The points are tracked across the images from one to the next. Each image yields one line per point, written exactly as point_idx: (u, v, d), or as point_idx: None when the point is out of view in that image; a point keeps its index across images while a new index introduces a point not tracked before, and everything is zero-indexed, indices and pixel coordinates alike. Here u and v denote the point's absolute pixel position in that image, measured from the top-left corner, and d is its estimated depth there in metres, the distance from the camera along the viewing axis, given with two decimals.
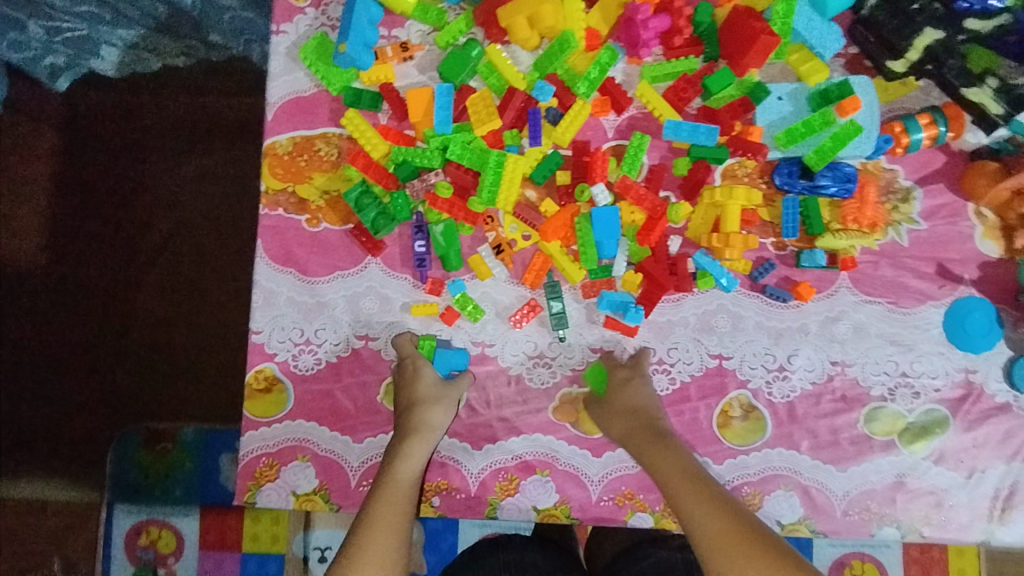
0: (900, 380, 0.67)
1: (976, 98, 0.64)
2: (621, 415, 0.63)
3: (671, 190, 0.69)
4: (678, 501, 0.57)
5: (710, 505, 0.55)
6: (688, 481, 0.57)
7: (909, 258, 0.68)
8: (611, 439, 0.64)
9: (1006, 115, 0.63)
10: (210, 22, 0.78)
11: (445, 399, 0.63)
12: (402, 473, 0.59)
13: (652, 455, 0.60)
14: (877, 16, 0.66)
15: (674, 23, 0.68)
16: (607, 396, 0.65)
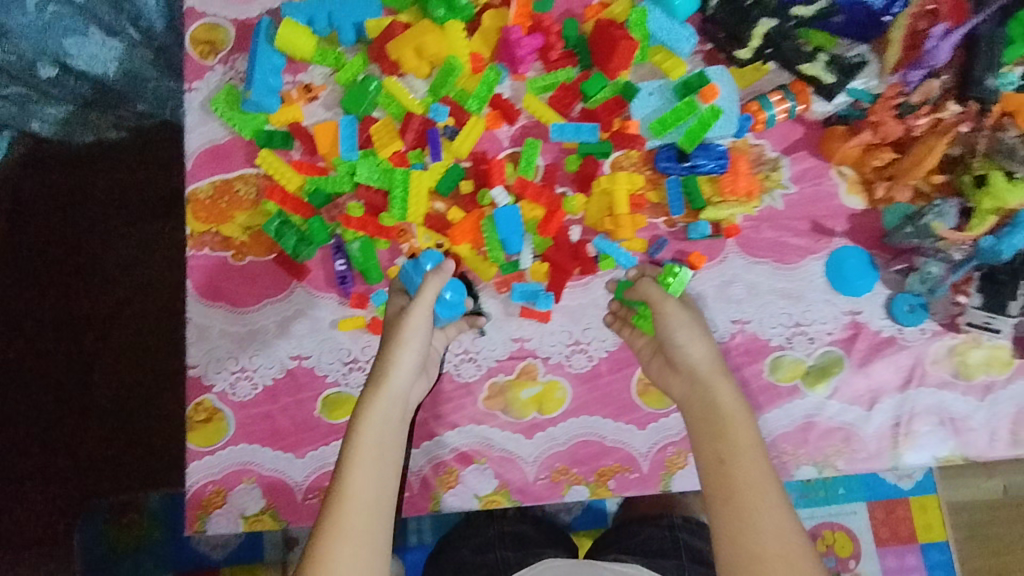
0: (795, 329, 0.74)
1: (811, 70, 0.73)
2: (704, 346, 0.66)
3: (566, 185, 0.76)
4: (728, 444, 0.61)
5: (761, 468, 0.60)
6: (750, 435, 0.62)
7: (785, 219, 0.76)
8: (679, 347, 0.66)
9: (837, 83, 0.72)
10: (135, 94, 0.93)
11: (407, 335, 0.65)
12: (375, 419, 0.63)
13: (732, 398, 0.64)
14: (719, 14, 0.76)
15: (546, 40, 0.77)
16: (682, 318, 0.67)
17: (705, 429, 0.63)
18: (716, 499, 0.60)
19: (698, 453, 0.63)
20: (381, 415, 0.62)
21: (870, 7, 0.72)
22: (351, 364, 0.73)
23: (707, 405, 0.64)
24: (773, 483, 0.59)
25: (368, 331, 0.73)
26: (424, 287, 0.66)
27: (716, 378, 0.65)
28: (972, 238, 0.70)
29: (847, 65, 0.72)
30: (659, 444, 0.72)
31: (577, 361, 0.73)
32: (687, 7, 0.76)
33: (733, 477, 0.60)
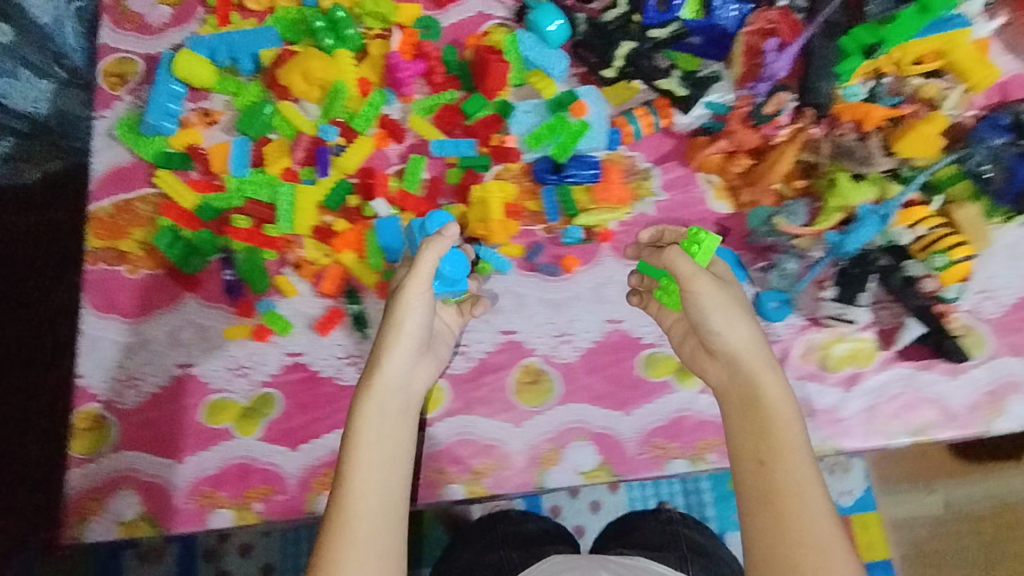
0: None
1: (667, 85, 0.79)
2: (738, 334, 0.65)
3: (448, 196, 0.80)
4: (768, 443, 0.62)
5: (803, 468, 0.60)
6: (791, 432, 0.62)
7: (656, 224, 0.80)
8: (716, 334, 0.66)
9: (688, 96, 0.79)
10: (73, 131, 0.92)
11: (405, 321, 0.67)
12: (372, 407, 0.65)
13: (764, 390, 0.64)
14: (588, 38, 0.82)
15: (429, 65, 0.82)
16: (719, 305, 0.66)
17: (744, 423, 0.64)
18: (752, 499, 0.61)
19: (736, 449, 0.64)
20: (384, 404, 0.65)
21: (725, 30, 0.79)
22: (236, 371, 0.75)
23: (745, 396, 0.65)
24: (814, 484, 0.60)
25: (253, 338, 0.76)
26: (418, 263, 0.65)
27: (756, 366, 0.65)
28: (810, 235, 0.75)
29: (698, 79, 0.79)
30: (535, 442, 0.74)
31: (457, 363, 0.76)
32: (558, 33, 0.81)
33: (772, 478, 0.60)
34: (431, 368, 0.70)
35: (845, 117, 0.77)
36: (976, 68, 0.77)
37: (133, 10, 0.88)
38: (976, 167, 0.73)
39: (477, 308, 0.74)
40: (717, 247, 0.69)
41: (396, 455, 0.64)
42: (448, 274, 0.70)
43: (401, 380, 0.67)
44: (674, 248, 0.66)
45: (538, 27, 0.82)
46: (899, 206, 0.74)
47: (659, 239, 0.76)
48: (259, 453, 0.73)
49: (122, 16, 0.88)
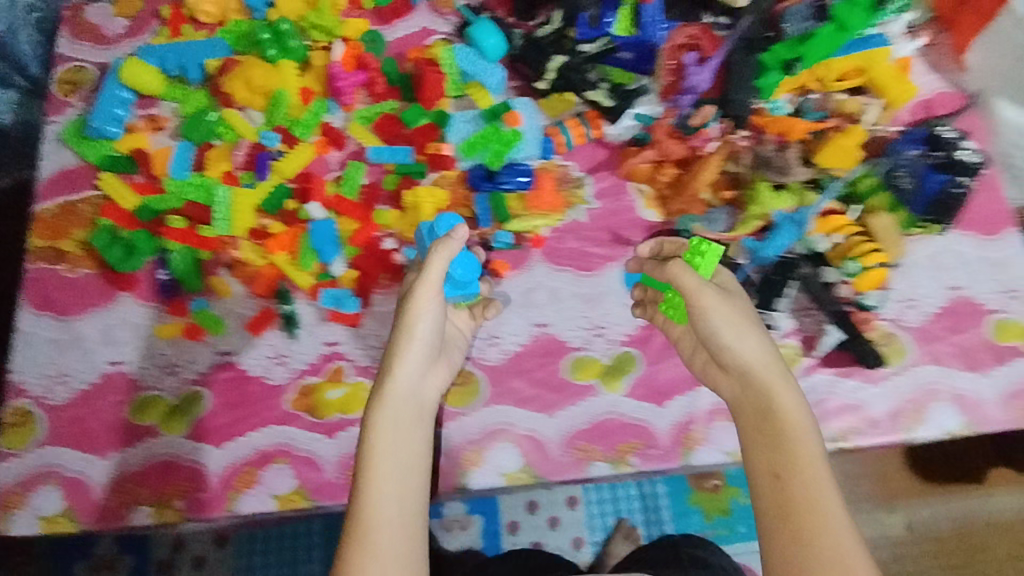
0: (594, 331, 0.78)
1: (595, 97, 0.82)
2: (750, 347, 0.66)
3: (385, 203, 0.82)
4: (784, 456, 0.61)
5: (823, 480, 0.59)
6: (807, 443, 0.62)
7: (586, 231, 0.82)
8: (728, 347, 0.66)
9: (613, 107, 0.81)
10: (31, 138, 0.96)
11: (416, 329, 0.67)
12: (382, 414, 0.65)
13: (779, 403, 0.64)
14: (523, 52, 0.85)
15: (368, 76, 0.85)
16: (727, 319, 0.66)
17: (758, 436, 0.64)
18: (770, 514, 0.60)
19: (751, 464, 0.63)
20: (394, 411, 0.65)
21: (654, 45, 0.82)
22: (166, 369, 0.76)
23: (758, 408, 0.65)
24: (833, 495, 0.59)
25: (185, 336, 0.77)
26: (428, 265, 0.66)
27: (768, 377, 0.65)
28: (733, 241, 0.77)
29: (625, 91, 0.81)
30: (458, 442, 0.75)
31: None
32: (495, 47, 0.84)
33: (790, 490, 0.59)
34: (445, 372, 0.71)
35: (768, 130, 0.79)
36: (893, 83, 0.80)
37: (91, 22, 0.92)
38: (895, 178, 0.76)
39: (488, 311, 0.77)
40: (720, 256, 0.70)
41: (411, 463, 0.63)
42: (459, 277, 0.71)
43: (414, 387, 0.67)
44: (677, 262, 0.68)
45: (475, 41, 0.85)
46: (815, 215, 0.76)
47: (660, 251, 0.75)
48: (185, 450, 0.74)
49: (78, 26, 0.92)
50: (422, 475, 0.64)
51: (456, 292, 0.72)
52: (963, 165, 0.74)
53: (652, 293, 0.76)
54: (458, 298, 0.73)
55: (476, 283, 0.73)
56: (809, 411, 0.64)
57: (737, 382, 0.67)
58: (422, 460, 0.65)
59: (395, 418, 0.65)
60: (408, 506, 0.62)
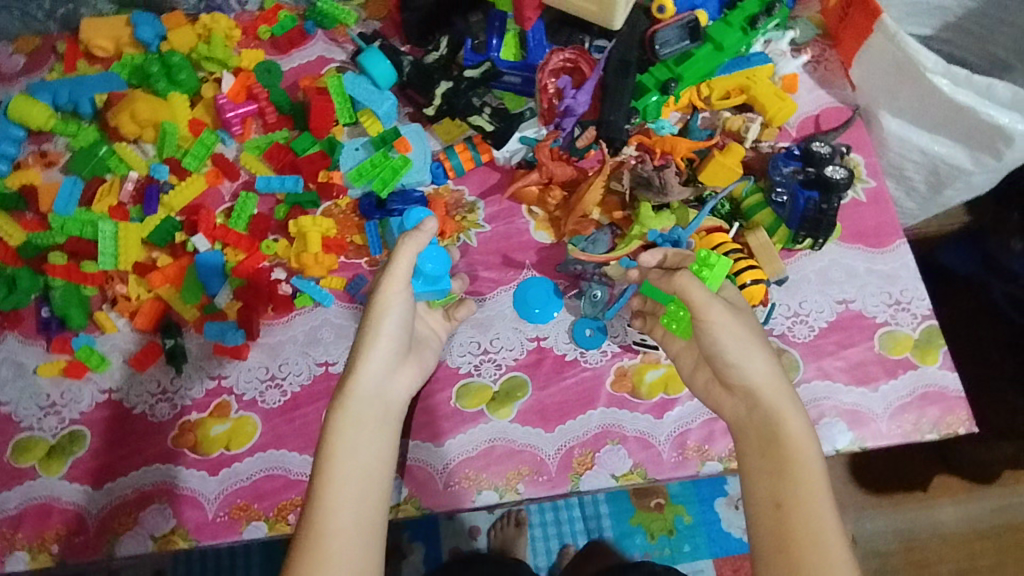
0: (483, 356, 0.79)
1: (478, 122, 0.83)
2: (754, 366, 0.66)
3: (278, 232, 0.83)
4: (786, 485, 0.62)
5: (824, 509, 0.60)
6: (811, 469, 0.62)
7: (478, 254, 0.83)
8: (732, 362, 0.67)
9: (494, 129, 0.82)
10: None
11: (382, 327, 0.67)
12: (343, 416, 0.64)
13: (784, 425, 0.64)
14: (410, 80, 0.87)
15: (260, 107, 0.87)
16: (735, 337, 0.67)
17: (761, 461, 0.64)
18: (766, 541, 0.61)
19: (751, 489, 0.64)
20: (356, 414, 0.64)
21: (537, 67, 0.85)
22: (48, 408, 0.75)
23: (764, 430, 0.65)
24: (834, 530, 0.60)
25: (66, 374, 0.76)
26: (395, 259, 0.67)
27: (777, 398, 0.65)
28: (611, 260, 0.78)
29: (503, 114, 0.83)
30: None
31: (271, 397, 0.76)
32: (384, 75, 0.86)
33: (790, 522, 0.60)
34: (412, 374, 0.70)
35: (653, 149, 0.82)
36: (774, 101, 0.83)
37: None
38: (775, 195, 0.78)
39: (461, 312, 0.78)
40: (729, 269, 0.72)
41: (370, 471, 0.63)
42: (430, 272, 0.76)
43: (378, 389, 0.67)
44: (686, 275, 0.67)
45: (366, 70, 0.87)
46: (698, 231, 0.78)
47: (663, 260, 0.71)
48: (62, 492, 0.72)
49: None
50: (383, 486, 0.63)
51: (427, 287, 0.77)
52: (836, 182, 0.74)
53: (652, 305, 0.75)
54: (429, 295, 0.78)
55: (446, 279, 0.78)
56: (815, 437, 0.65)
57: (741, 402, 0.67)
58: (384, 471, 0.64)
59: (358, 422, 0.64)
60: (368, 517, 0.61)
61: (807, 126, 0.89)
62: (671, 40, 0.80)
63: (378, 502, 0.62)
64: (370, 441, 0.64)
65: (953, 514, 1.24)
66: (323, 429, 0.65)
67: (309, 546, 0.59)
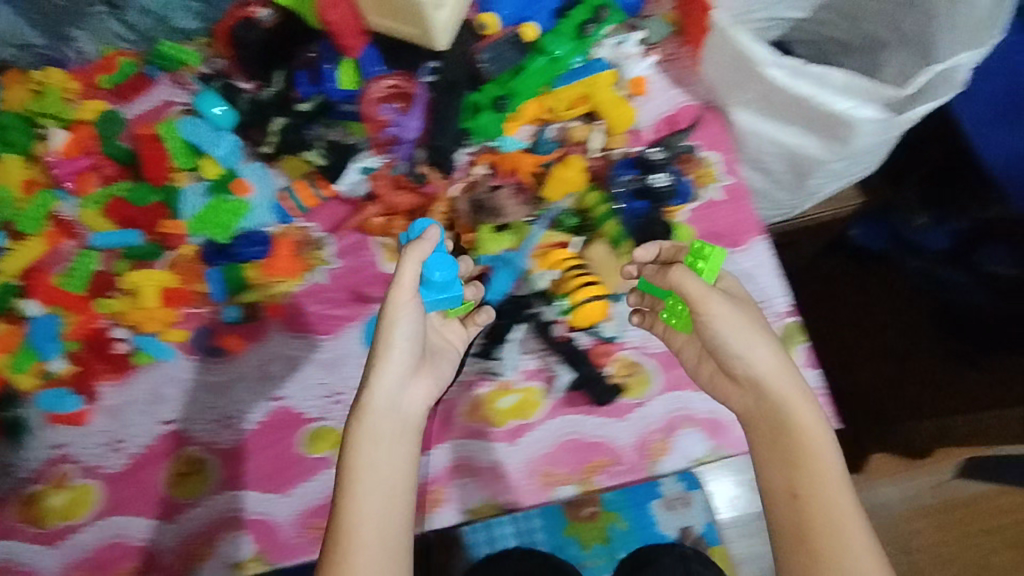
0: (333, 397, 0.77)
1: (312, 158, 0.81)
2: (763, 360, 0.65)
3: (117, 288, 0.80)
4: (800, 474, 0.64)
5: (840, 499, 0.63)
6: (824, 457, 0.64)
7: (326, 292, 0.81)
8: (739, 355, 0.66)
9: (326, 164, 0.80)
10: None
11: (393, 340, 0.65)
12: (364, 429, 0.63)
13: (795, 415, 0.65)
14: (248, 118, 0.84)
15: (96, 161, 0.86)
16: (739, 330, 0.66)
17: (774, 454, 0.66)
18: (785, 531, 0.63)
19: (768, 479, 0.66)
20: (374, 428, 0.63)
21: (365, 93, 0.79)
22: None
23: (773, 421, 0.66)
24: (851, 514, 0.62)
25: None
26: (400, 271, 0.65)
27: (786, 388, 0.65)
28: None
29: (338, 147, 0.80)
30: (183, 535, 0.74)
31: (113, 461, 0.76)
32: (222, 117, 0.84)
33: (807, 511, 0.63)
34: (427, 386, 0.68)
35: (498, 167, 0.80)
36: (613, 109, 0.81)
37: None
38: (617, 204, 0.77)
39: (479, 318, 0.74)
40: (724, 261, 0.69)
41: (393, 488, 0.62)
42: (439, 280, 0.68)
43: (396, 401, 0.65)
44: (679, 268, 0.66)
45: (203, 113, 0.84)
46: (538, 250, 0.76)
47: (657, 256, 0.73)
48: None
49: None
50: (406, 501, 0.63)
51: (440, 296, 0.69)
52: (661, 193, 0.79)
53: (649, 300, 0.73)
54: (443, 301, 0.70)
55: (458, 284, 0.69)
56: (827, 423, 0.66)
57: (750, 395, 0.67)
58: (408, 484, 0.63)
59: (376, 437, 0.63)
60: (390, 538, 0.61)
61: (662, 128, 0.87)
62: (497, 55, 0.77)
63: (404, 514, 0.62)
64: (389, 457, 0.63)
65: (891, 492, 1.20)
66: (341, 445, 0.64)
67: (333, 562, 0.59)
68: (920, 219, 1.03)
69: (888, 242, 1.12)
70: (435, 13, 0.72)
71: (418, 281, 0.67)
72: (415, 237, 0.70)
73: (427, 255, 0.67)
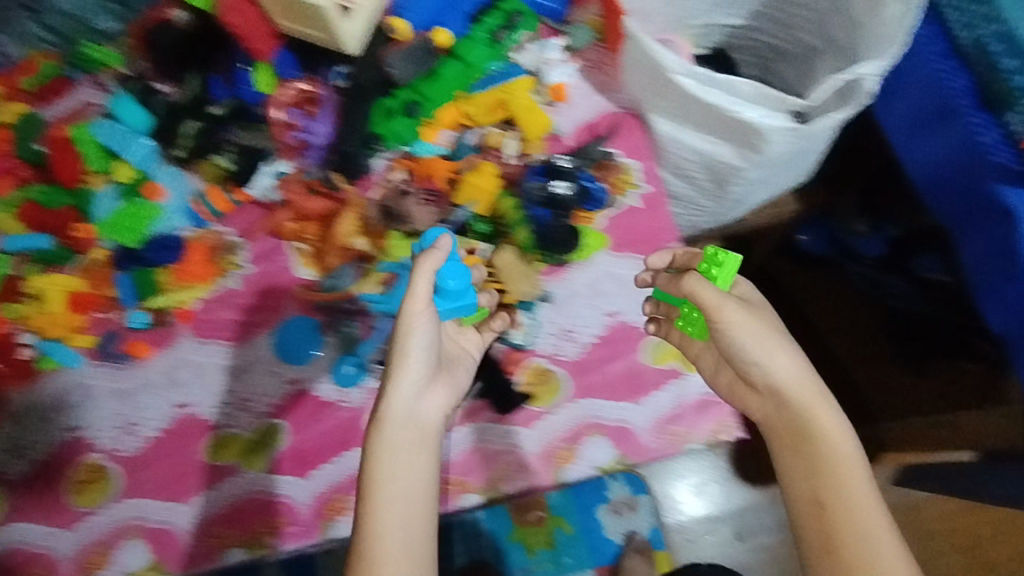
0: (238, 404, 0.76)
1: (220, 161, 0.80)
2: (791, 373, 0.64)
3: (24, 293, 0.79)
4: (830, 484, 0.63)
5: (870, 510, 0.62)
6: (850, 467, 0.63)
7: (236, 298, 0.80)
8: (760, 363, 0.64)
9: (234, 168, 0.79)
10: None
11: (411, 351, 0.63)
12: (386, 442, 0.62)
13: (819, 423, 0.64)
14: (163, 121, 0.83)
15: (8, 164, 0.84)
16: (762, 340, 0.64)
17: (796, 460, 0.65)
18: (815, 544, 0.62)
19: (793, 489, 0.65)
20: (391, 442, 0.62)
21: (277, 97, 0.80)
22: None
23: (796, 430, 0.65)
24: (880, 524, 0.61)
25: None
26: (413, 279, 0.63)
27: (807, 396, 0.64)
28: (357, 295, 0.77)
29: (247, 150, 0.80)
30: (84, 542, 0.73)
31: (15, 467, 0.75)
32: (136, 120, 0.83)
33: (834, 523, 0.62)
34: (445, 395, 0.66)
35: (415, 173, 0.79)
36: (528, 115, 0.80)
37: None
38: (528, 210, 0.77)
39: (495, 323, 0.73)
40: (738, 267, 0.67)
41: (416, 498, 0.61)
42: (452, 288, 0.66)
43: (413, 412, 0.63)
44: (693, 278, 0.64)
45: (118, 116, 0.83)
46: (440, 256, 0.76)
47: (672, 264, 0.72)
48: None
49: None
50: (428, 510, 0.61)
51: (453, 306, 0.68)
52: (567, 200, 0.78)
53: (665, 308, 0.71)
54: (453, 310, 0.68)
55: (471, 292, 0.68)
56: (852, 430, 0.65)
57: (769, 402, 0.67)
58: (428, 493, 0.62)
59: (394, 448, 0.61)
60: (414, 551, 0.59)
61: (582, 134, 0.86)
62: (408, 60, 0.76)
63: (427, 522, 0.61)
64: (408, 468, 0.61)
65: None
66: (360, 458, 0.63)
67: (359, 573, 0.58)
68: (859, 226, 1.05)
69: (829, 247, 1.11)
70: (343, 19, 0.71)
71: (432, 289, 0.65)
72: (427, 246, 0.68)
73: (440, 264, 0.65)
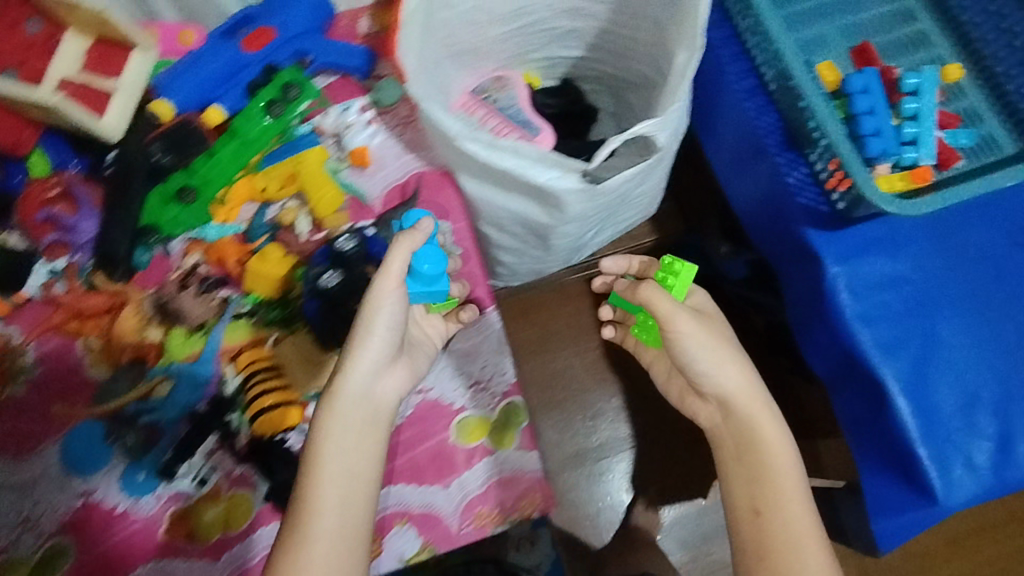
0: (24, 524, 0.69)
1: None
2: (740, 384, 0.71)
3: None
4: (764, 492, 0.68)
5: (802, 518, 0.67)
6: (785, 475, 0.69)
7: (19, 408, 0.71)
8: (700, 368, 0.72)
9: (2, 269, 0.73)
10: None
11: (375, 332, 0.63)
12: (343, 416, 0.62)
13: (759, 431, 0.70)
14: None
15: None
16: (711, 350, 0.71)
17: (738, 467, 0.71)
18: (749, 548, 0.67)
19: (732, 494, 0.70)
20: (343, 416, 0.62)
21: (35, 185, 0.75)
22: None
23: (743, 438, 0.71)
24: (811, 533, 0.66)
25: None
26: (388, 260, 0.63)
27: (751, 407, 0.71)
28: (124, 407, 0.71)
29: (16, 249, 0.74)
30: None
31: None
32: None
33: (768, 527, 0.67)
34: (403, 377, 0.67)
35: (208, 257, 0.75)
36: (319, 185, 0.77)
37: None
38: (320, 275, 0.72)
39: (463, 315, 0.76)
40: (693, 278, 0.77)
41: (360, 476, 0.61)
42: (427, 273, 0.69)
43: (369, 391, 0.64)
44: (648, 285, 0.71)
45: None
46: (229, 349, 0.72)
47: (629, 269, 0.91)
48: None
49: None
50: (368, 490, 0.61)
51: (423, 291, 0.70)
52: (331, 288, 0.71)
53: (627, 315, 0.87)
54: (427, 296, 0.71)
55: (444, 280, 0.71)
56: (791, 443, 0.71)
57: (717, 409, 0.74)
58: (373, 471, 0.62)
59: (346, 424, 0.62)
60: (348, 531, 0.59)
61: (392, 196, 0.82)
62: (171, 144, 0.75)
63: (367, 501, 0.61)
64: (357, 444, 0.62)
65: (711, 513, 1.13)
66: (309, 428, 0.63)
67: (289, 544, 0.58)
68: (724, 248, 1.03)
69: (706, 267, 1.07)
70: (100, 122, 0.72)
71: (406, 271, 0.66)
72: (408, 227, 0.69)
73: (417, 248, 0.67)
